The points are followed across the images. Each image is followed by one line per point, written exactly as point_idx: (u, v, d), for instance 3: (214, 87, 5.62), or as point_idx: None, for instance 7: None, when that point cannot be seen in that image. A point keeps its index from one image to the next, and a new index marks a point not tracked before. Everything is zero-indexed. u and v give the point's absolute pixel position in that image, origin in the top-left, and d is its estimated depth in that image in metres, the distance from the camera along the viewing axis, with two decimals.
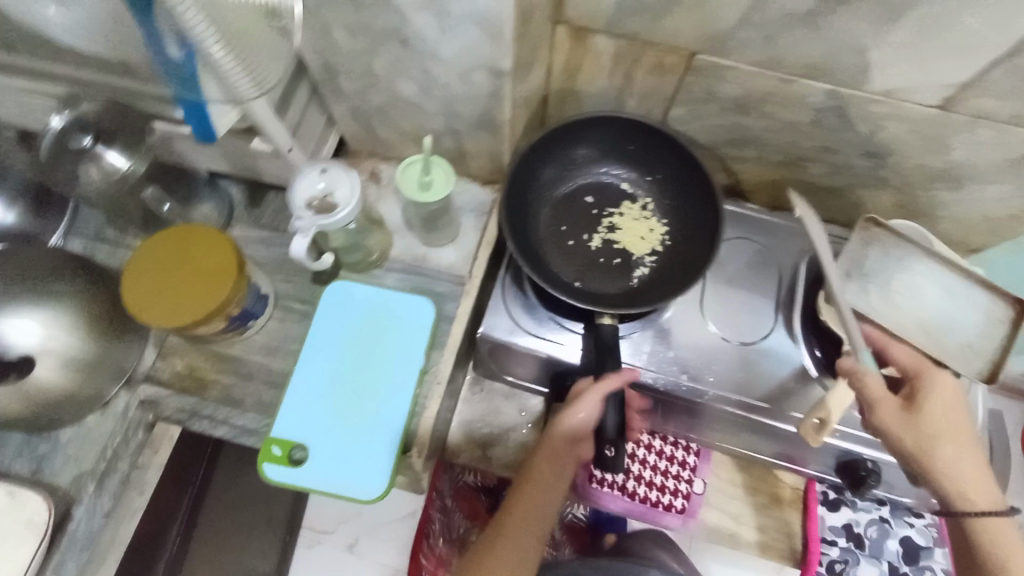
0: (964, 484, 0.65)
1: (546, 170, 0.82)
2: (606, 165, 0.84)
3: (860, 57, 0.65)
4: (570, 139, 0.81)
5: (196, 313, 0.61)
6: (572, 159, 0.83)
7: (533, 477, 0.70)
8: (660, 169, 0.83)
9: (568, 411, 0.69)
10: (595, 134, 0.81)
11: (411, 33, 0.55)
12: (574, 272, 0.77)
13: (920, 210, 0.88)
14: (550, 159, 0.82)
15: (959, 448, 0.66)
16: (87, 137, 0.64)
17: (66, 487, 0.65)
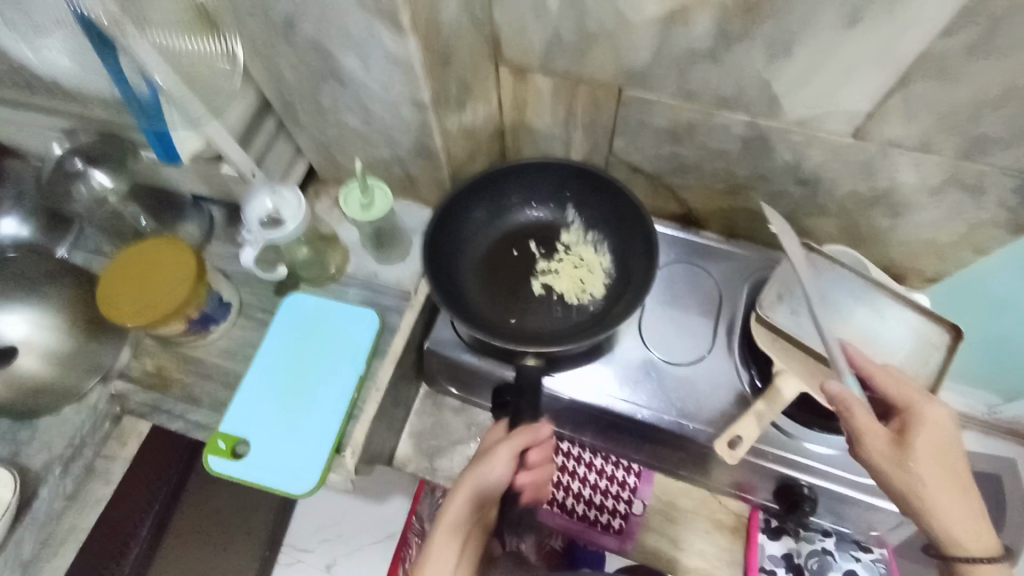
0: (955, 525, 0.62)
1: (477, 215, 0.84)
2: (540, 205, 0.86)
3: (765, 88, 0.70)
4: (499, 187, 0.84)
5: (155, 314, 0.69)
6: (506, 205, 0.86)
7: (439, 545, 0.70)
8: (596, 208, 0.84)
9: (472, 481, 0.70)
10: (526, 178, 0.84)
11: (344, 71, 0.64)
12: (506, 312, 0.79)
13: (866, 237, 0.89)
14: (481, 206, 0.84)
15: (949, 488, 0.63)
16: (79, 160, 0.75)
17: (36, 470, 0.73)
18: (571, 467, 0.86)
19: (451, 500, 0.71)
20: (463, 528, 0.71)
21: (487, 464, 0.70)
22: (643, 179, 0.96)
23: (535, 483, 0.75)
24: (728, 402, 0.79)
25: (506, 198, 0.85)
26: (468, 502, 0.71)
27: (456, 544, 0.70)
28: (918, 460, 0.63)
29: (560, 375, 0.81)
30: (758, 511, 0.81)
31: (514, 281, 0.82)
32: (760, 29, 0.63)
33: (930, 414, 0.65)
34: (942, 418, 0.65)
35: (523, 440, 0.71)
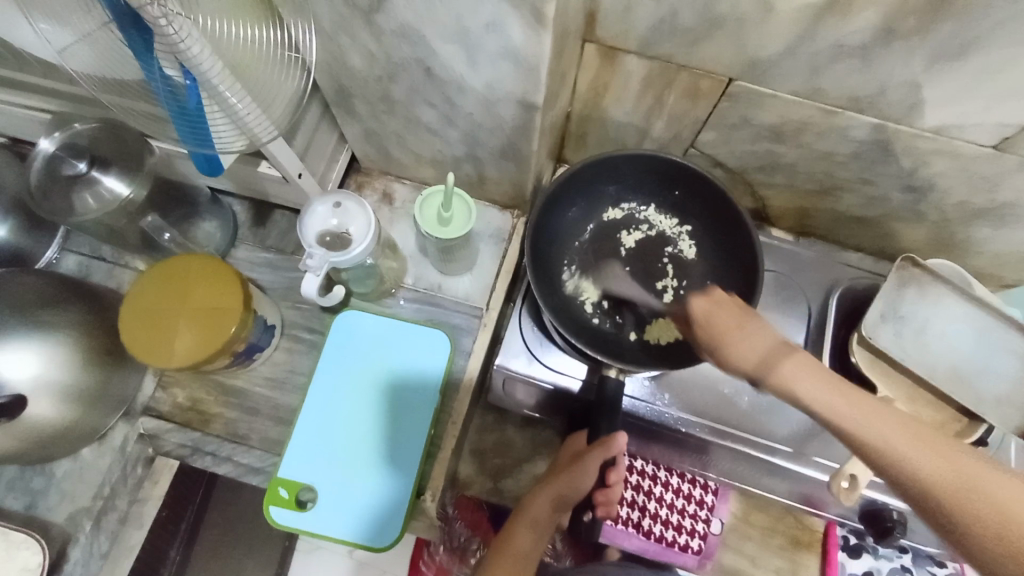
0: (988, 485, 0.37)
1: (572, 207, 0.76)
2: (638, 205, 0.77)
3: (912, 93, 0.61)
4: (601, 179, 0.75)
5: (200, 353, 0.58)
6: (603, 195, 0.77)
7: (513, 540, 0.64)
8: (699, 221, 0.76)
9: (556, 482, 0.64)
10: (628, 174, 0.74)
11: (435, 62, 0.50)
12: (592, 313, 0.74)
13: (955, 245, 0.84)
14: (578, 198, 0.76)
15: (868, 407, 0.43)
16: (82, 162, 0.61)
17: (61, 525, 0.65)
18: (646, 486, 0.83)
19: (538, 493, 0.66)
20: (542, 525, 0.64)
21: (573, 467, 0.64)
22: (722, 174, 0.86)
23: (607, 505, 0.65)
24: (816, 422, 0.75)
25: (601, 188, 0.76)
26: (548, 500, 0.65)
27: (530, 538, 0.64)
28: (789, 375, 0.45)
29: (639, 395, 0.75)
30: (835, 527, 0.81)
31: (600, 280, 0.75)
32: (938, 27, 0.53)
33: (756, 318, 0.49)
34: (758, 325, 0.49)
35: (603, 452, 0.62)
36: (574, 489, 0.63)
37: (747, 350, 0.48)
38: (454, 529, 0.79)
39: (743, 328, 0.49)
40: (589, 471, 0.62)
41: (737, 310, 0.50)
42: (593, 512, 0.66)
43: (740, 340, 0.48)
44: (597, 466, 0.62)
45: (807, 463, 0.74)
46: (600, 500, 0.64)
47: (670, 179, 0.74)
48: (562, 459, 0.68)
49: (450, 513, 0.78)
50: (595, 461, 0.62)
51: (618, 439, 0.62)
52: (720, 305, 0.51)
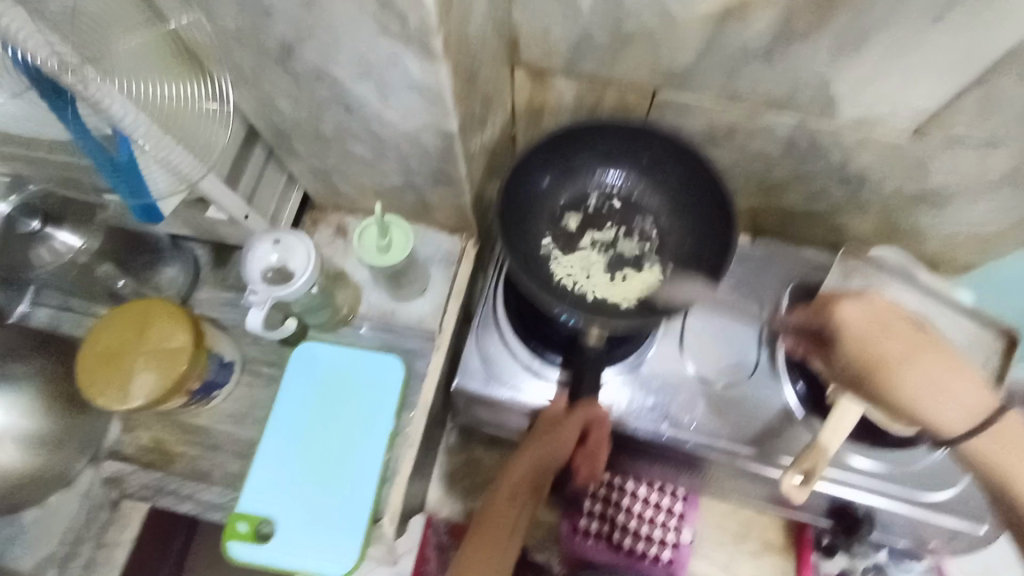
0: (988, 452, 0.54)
1: (544, 178, 0.73)
2: (616, 169, 0.74)
3: (823, 88, 0.63)
4: (574, 146, 0.71)
5: (155, 391, 0.60)
6: (575, 167, 0.74)
7: (492, 519, 0.65)
8: (677, 185, 0.72)
9: (535, 447, 0.65)
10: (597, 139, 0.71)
11: (353, 98, 0.54)
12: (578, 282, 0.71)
13: (903, 234, 0.85)
14: (551, 168, 0.73)
15: (964, 404, 0.53)
16: (35, 221, 0.70)
17: (26, 574, 0.65)
18: (615, 498, 0.82)
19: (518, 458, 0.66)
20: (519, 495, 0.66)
21: (554, 428, 0.65)
22: None
23: (588, 461, 0.66)
24: (777, 417, 0.75)
25: (571, 160, 0.72)
26: (525, 480, 0.66)
27: (511, 508, 0.66)
28: (930, 394, 0.53)
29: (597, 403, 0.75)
30: (809, 528, 0.80)
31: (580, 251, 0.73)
32: (831, 21, 0.56)
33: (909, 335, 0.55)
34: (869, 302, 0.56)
35: (586, 415, 0.64)
36: (556, 453, 0.64)
37: (913, 380, 0.53)
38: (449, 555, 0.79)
39: (909, 359, 0.54)
40: (570, 435, 0.64)
41: (906, 333, 0.55)
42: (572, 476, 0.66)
43: (924, 371, 0.54)
44: (578, 427, 0.64)
45: (769, 463, 0.73)
46: (580, 459, 0.66)
47: (641, 142, 0.70)
48: (542, 423, 0.68)
49: (443, 540, 0.79)
50: (576, 422, 0.64)
51: (597, 407, 0.64)
52: (887, 326, 0.55)
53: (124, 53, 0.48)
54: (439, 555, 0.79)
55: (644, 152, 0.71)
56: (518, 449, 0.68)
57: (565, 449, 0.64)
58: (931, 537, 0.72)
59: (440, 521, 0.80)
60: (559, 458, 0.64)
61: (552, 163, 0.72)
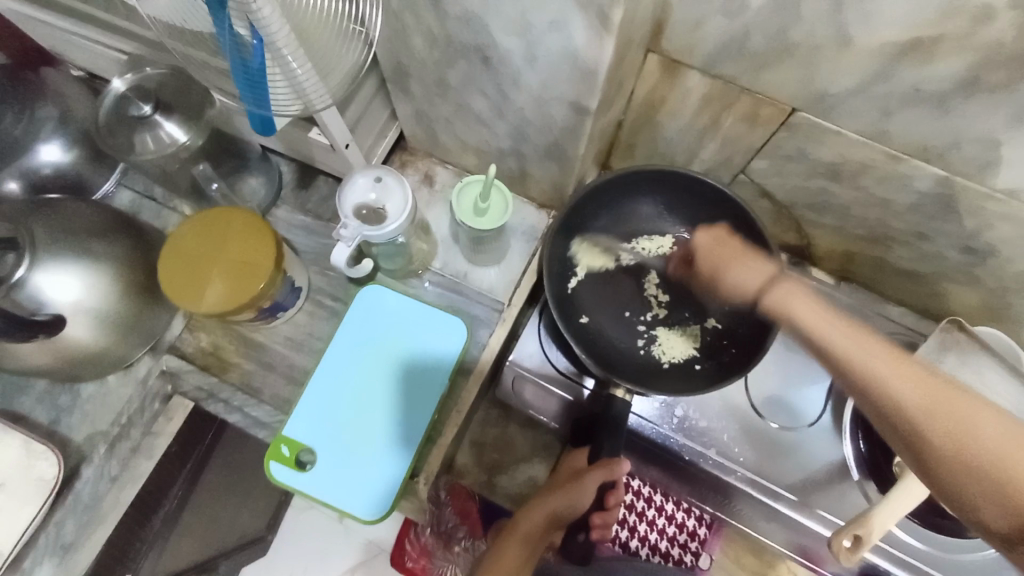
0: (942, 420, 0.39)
1: (602, 217, 0.76)
2: (675, 216, 0.76)
3: (988, 150, 0.57)
4: (637, 187, 0.74)
5: (230, 302, 0.60)
6: (637, 205, 0.77)
7: (503, 556, 0.63)
8: (732, 239, 0.74)
9: (552, 497, 0.66)
10: (662, 183, 0.73)
11: (494, 53, 0.50)
12: (620, 320, 0.74)
13: (1007, 317, 0.79)
14: (612, 204, 0.76)
15: (919, 381, 0.41)
16: (147, 105, 0.64)
17: (79, 444, 0.69)
18: (639, 508, 0.83)
19: (535, 505, 0.67)
20: (533, 541, 0.65)
21: (572, 482, 0.65)
22: (768, 206, 0.84)
23: (602, 527, 0.67)
24: (827, 471, 0.73)
25: (634, 199, 0.76)
26: (542, 516, 0.66)
27: (521, 553, 0.64)
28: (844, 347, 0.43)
29: (647, 412, 0.75)
30: None
31: (621, 290, 0.75)
32: None
33: (760, 258, 0.52)
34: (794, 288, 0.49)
35: (605, 474, 0.64)
36: (571, 507, 0.65)
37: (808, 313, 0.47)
38: (444, 514, 0.83)
39: (740, 258, 0.53)
40: (586, 492, 0.64)
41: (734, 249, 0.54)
42: (586, 533, 0.66)
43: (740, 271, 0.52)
44: (594, 485, 0.64)
45: (809, 515, 0.72)
46: (596, 522, 0.67)
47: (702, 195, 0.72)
48: (561, 474, 0.69)
49: (443, 500, 0.81)
50: (598, 479, 0.64)
51: (620, 463, 0.64)
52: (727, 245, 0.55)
53: None
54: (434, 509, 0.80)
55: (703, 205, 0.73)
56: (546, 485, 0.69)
57: (583, 504, 0.64)
58: None
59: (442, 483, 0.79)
60: (581, 508, 0.65)
61: (613, 202, 0.76)
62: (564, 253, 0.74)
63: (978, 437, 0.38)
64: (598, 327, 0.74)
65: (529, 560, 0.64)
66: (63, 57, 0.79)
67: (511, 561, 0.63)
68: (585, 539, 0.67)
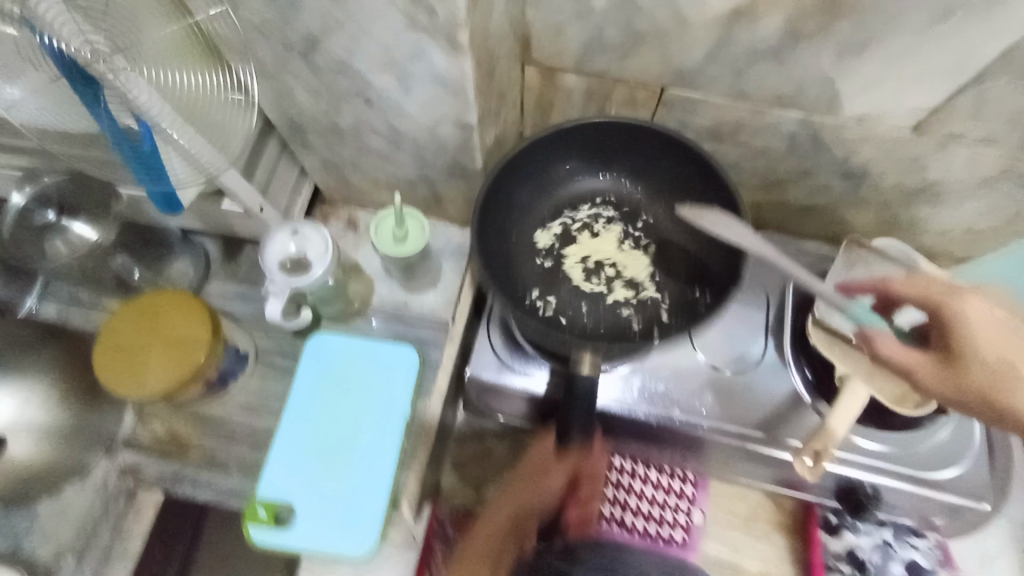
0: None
1: (524, 195, 0.77)
2: (599, 177, 0.79)
3: (828, 87, 0.65)
4: (551, 161, 0.77)
5: (171, 380, 0.61)
6: (557, 180, 0.79)
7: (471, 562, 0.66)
8: (655, 177, 0.77)
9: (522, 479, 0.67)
10: (582, 147, 0.76)
11: (374, 92, 0.55)
12: (579, 297, 0.74)
13: (900, 226, 0.87)
14: (529, 182, 0.78)
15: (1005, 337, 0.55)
16: (52, 211, 0.67)
17: (45, 562, 0.67)
18: (626, 482, 0.86)
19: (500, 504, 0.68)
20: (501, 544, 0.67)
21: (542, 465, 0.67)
22: None
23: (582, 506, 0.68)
24: (784, 401, 0.77)
25: (552, 173, 0.78)
26: (508, 521, 0.67)
27: (490, 547, 0.67)
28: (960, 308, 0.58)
29: (609, 394, 0.78)
30: (816, 508, 0.83)
31: (566, 257, 0.76)
32: (836, 25, 0.58)
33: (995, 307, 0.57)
34: (984, 308, 0.57)
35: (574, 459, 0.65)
36: (538, 494, 0.66)
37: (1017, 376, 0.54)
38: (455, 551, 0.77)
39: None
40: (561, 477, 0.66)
41: (1001, 337, 0.55)
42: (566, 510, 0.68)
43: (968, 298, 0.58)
44: (571, 468, 0.65)
45: (780, 446, 0.76)
46: (580, 500, 0.67)
47: (615, 150, 0.77)
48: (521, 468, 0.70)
49: (450, 535, 0.78)
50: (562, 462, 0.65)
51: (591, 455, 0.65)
52: (1010, 330, 0.55)
53: (155, 41, 0.46)
54: (445, 547, 0.77)
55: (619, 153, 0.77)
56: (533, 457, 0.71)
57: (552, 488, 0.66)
58: (935, 514, 0.76)
59: (447, 514, 0.80)
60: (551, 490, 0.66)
61: (533, 180, 0.78)
62: (499, 244, 0.74)
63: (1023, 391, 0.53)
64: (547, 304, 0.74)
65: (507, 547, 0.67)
66: None
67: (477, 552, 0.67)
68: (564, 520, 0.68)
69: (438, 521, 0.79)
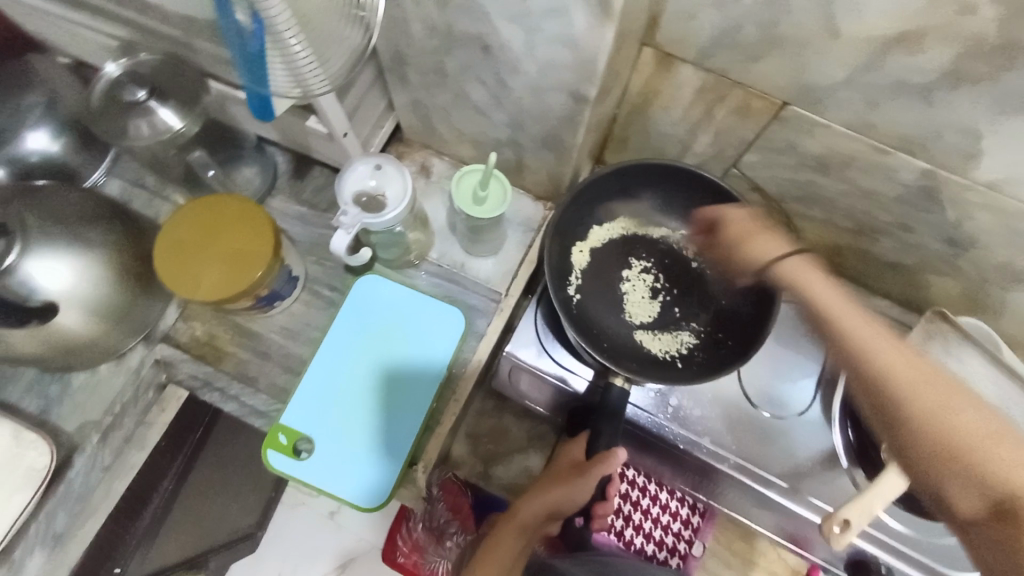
0: (920, 401, 0.44)
1: (599, 211, 0.76)
2: (668, 213, 0.77)
3: (969, 141, 0.60)
4: (633, 181, 0.75)
5: (223, 291, 0.60)
6: (630, 201, 0.77)
7: (499, 542, 0.63)
8: None
9: (553, 492, 0.64)
10: (668, 180, 0.74)
11: (495, 41, 0.51)
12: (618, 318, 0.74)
13: (987, 306, 0.81)
14: (606, 199, 0.76)
15: (875, 333, 0.47)
16: (142, 90, 0.64)
17: (69, 434, 0.70)
18: (634, 496, 0.85)
19: (533, 496, 0.65)
20: (531, 531, 0.65)
21: (572, 476, 0.64)
22: (758, 199, 0.86)
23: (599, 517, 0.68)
24: (817, 458, 0.74)
25: (629, 195, 0.76)
26: (540, 507, 0.64)
27: (518, 544, 0.63)
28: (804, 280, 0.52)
29: (641, 404, 0.75)
30: (819, 573, 0.82)
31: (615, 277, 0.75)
32: (1008, 76, 0.52)
33: (776, 233, 0.56)
34: (803, 265, 0.53)
35: (604, 467, 0.62)
36: (571, 499, 0.64)
37: (906, 372, 0.45)
38: (435, 509, 0.82)
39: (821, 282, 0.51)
40: (586, 487, 0.62)
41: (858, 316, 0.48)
42: (584, 520, 0.69)
43: (793, 265, 0.53)
44: (596, 480, 0.62)
45: (801, 502, 0.73)
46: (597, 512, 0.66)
47: (698, 189, 0.73)
48: (560, 467, 0.68)
49: (436, 496, 0.81)
50: (596, 474, 0.62)
51: (617, 453, 0.62)
52: (753, 230, 0.57)
53: None
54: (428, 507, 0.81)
55: (699, 197, 0.73)
56: (552, 461, 0.71)
57: (584, 497, 0.63)
58: None
59: (437, 478, 0.79)
60: (581, 500, 0.64)
61: (609, 197, 0.76)
62: (561, 246, 0.74)
63: (902, 398, 0.44)
64: (587, 313, 0.74)
65: (525, 547, 0.64)
66: (49, 45, 0.77)
67: (508, 548, 0.62)
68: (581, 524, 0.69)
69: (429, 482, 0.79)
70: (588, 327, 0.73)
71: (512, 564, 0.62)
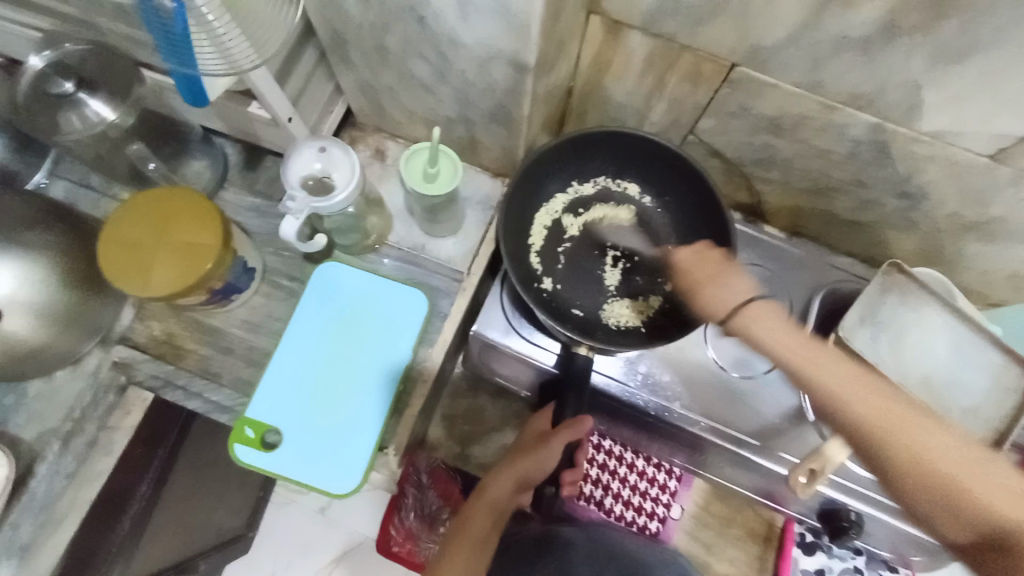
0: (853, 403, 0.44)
1: (554, 183, 0.75)
2: (624, 181, 0.76)
3: (911, 94, 0.60)
4: (588, 151, 0.74)
5: (173, 285, 0.59)
6: (586, 171, 0.76)
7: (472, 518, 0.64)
8: (678, 197, 0.75)
9: (519, 464, 0.64)
10: (623, 147, 0.73)
11: (429, 12, 0.50)
12: (580, 290, 0.74)
13: (944, 258, 0.83)
14: (561, 170, 0.75)
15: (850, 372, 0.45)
16: (69, 83, 0.61)
17: (30, 442, 0.70)
18: (611, 466, 0.87)
19: (500, 473, 0.65)
20: (501, 505, 0.65)
21: (538, 447, 0.64)
22: (718, 164, 0.86)
23: (572, 483, 0.65)
24: (785, 415, 0.75)
25: (585, 165, 0.75)
26: (509, 483, 0.65)
27: (489, 519, 0.64)
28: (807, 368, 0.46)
29: (610, 374, 0.75)
30: (793, 525, 0.84)
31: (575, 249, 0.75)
32: (943, 24, 0.52)
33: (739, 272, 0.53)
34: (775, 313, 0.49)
35: (569, 434, 0.62)
36: (538, 470, 0.63)
37: (832, 379, 0.46)
38: (426, 496, 0.84)
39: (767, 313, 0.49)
40: (553, 455, 0.62)
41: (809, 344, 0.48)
42: (557, 488, 0.66)
43: (721, 296, 0.52)
44: (560, 448, 0.62)
45: (772, 459, 0.75)
46: (567, 479, 0.64)
47: (653, 156, 0.73)
48: (528, 438, 0.68)
49: (424, 482, 0.83)
50: (560, 442, 0.62)
51: (582, 420, 0.63)
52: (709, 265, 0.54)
53: None
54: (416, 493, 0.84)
55: (654, 164, 0.73)
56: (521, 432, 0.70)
57: (550, 467, 0.63)
58: (914, 551, 0.76)
59: (422, 462, 0.83)
60: (548, 470, 0.63)
61: (565, 168, 0.75)
62: (517, 220, 0.73)
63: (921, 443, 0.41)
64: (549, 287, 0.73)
65: (498, 519, 0.65)
66: None
67: (480, 524, 0.63)
68: (555, 491, 0.66)
69: (415, 467, 0.83)
70: (550, 300, 0.72)
71: (486, 538, 0.63)
